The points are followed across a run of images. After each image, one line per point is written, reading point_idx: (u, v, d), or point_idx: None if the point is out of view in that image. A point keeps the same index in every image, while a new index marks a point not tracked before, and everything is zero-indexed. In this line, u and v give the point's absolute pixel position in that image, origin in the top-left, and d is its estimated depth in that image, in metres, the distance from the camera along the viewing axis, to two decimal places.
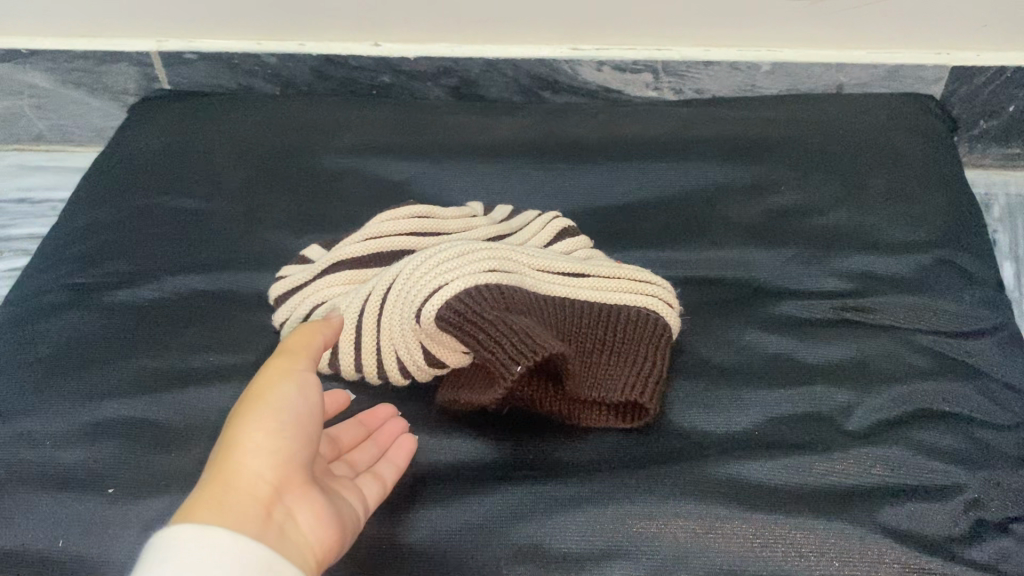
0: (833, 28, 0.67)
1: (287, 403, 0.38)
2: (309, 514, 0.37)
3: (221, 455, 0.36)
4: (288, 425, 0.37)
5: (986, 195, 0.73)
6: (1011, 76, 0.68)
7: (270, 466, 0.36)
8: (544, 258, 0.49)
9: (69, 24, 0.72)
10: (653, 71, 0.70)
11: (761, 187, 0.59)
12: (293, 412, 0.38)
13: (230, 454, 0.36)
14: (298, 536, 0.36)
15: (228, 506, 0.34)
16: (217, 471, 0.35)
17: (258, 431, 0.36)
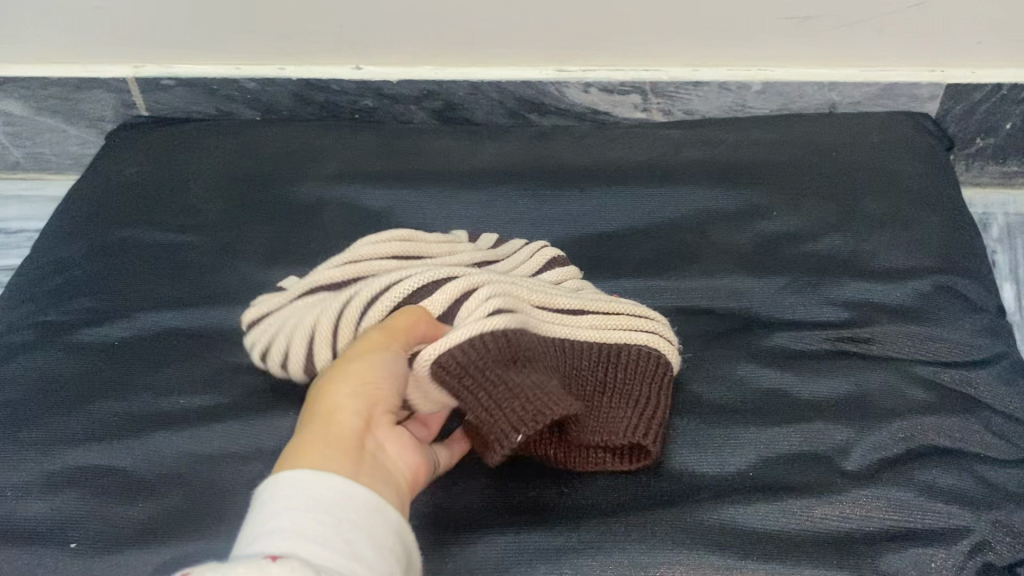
0: (824, 47, 0.65)
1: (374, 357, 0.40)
2: (400, 451, 0.39)
3: (316, 398, 0.39)
4: (378, 375, 0.39)
5: (984, 214, 0.71)
6: (1006, 94, 0.66)
7: (364, 405, 0.39)
8: (540, 292, 0.47)
9: (42, 51, 0.70)
10: (641, 92, 0.69)
11: (753, 212, 0.57)
12: (379, 363, 0.40)
13: (325, 396, 0.39)
14: (393, 468, 0.38)
15: (327, 438, 0.37)
16: (319, 404, 0.38)
17: (350, 379, 0.39)
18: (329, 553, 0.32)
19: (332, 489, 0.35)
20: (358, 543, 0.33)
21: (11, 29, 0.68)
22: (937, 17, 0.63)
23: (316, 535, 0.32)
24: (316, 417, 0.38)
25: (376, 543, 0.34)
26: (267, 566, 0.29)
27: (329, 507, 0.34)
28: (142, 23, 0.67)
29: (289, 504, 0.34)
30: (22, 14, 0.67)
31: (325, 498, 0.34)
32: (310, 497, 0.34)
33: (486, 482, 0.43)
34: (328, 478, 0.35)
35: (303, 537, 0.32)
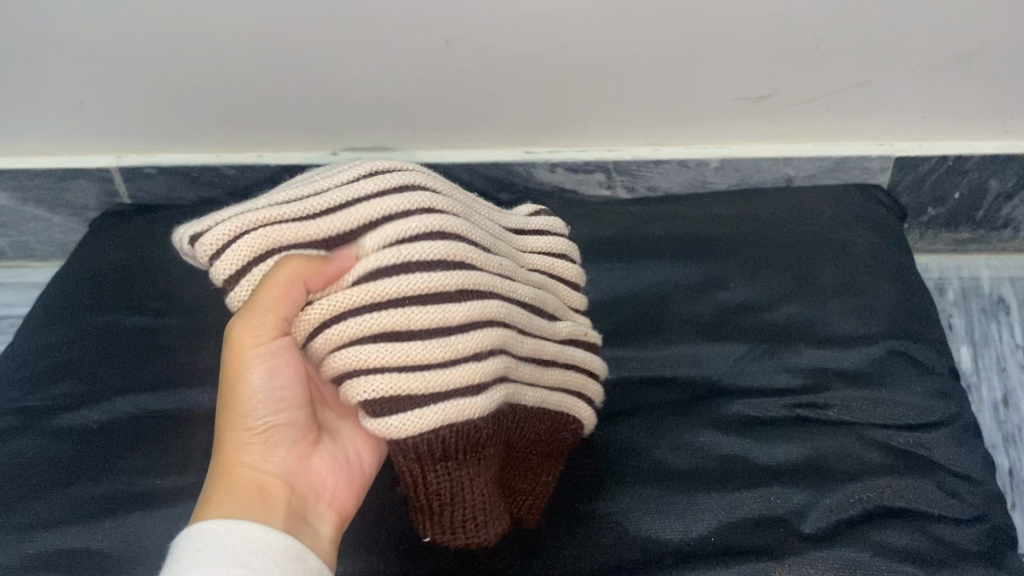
0: (776, 125, 0.69)
1: (258, 392, 0.40)
2: (318, 481, 0.42)
3: (221, 450, 0.40)
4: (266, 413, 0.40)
5: (940, 279, 0.74)
6: (952, 164, 0.69)
7: (270, 454, 0.41)
8: (529, 321, 0.44)
9: (27, 144, 0.73)
10: (605, 171, 0.72)
11: (712, 284, 0.59)
12: (267, 401, 0.40)
13: (228, 451, 0.40)
14: (317, 510, 0.42)
15: (240, 496, 0.39)
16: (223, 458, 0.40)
17: (245, 430, 0.40)
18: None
19: (246, 538, 0.37)
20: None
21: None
22: (880, 95, 0.66)
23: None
24: (224, 477, 0.40)
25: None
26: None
27: (245, 559, 0.36)
28: (122, 116, 0.70)
29: (205, 557, 0.35)
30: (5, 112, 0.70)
31: (240, 550, 0.36)
32: (225, 549, 0.36)
33: (454, 555, 0.45)
34: (242, 528, 0.37)
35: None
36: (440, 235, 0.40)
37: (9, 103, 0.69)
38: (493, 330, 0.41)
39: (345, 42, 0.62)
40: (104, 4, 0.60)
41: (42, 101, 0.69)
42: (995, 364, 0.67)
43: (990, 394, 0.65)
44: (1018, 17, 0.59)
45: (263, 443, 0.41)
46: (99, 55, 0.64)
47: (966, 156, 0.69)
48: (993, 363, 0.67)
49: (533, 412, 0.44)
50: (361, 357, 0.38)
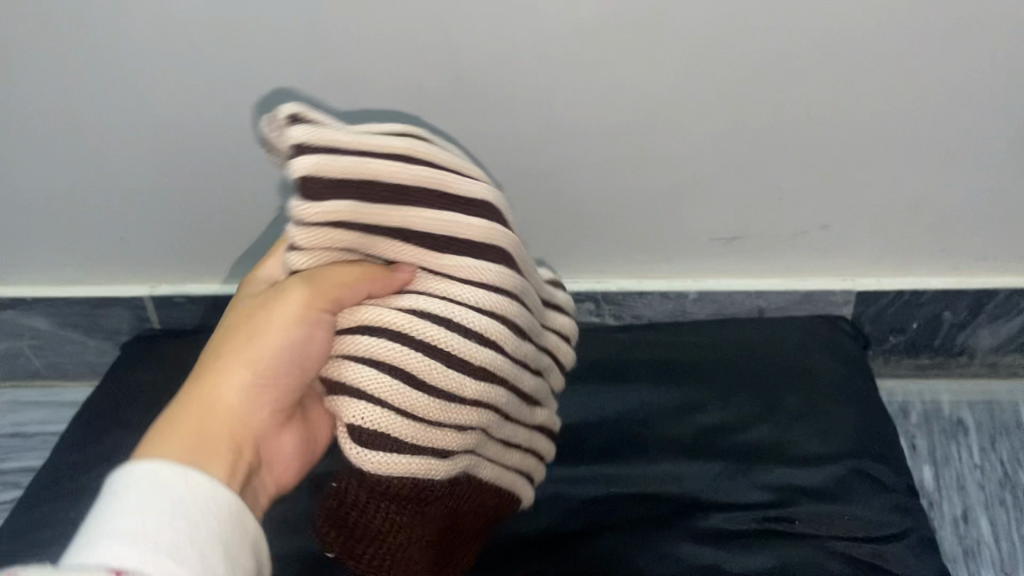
0: (748, 262, 0.76)
1: (282, 345, 0.42)
2: (273, 456, 0.45)
3: (213, 379, 0.41)
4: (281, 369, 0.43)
5: (903, 404, 0.81)
6: (908, 297, 0.77)
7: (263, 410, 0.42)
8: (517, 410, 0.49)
9: (69, 276, 0.80)
10: (595, 301, 0.80)
11: (691, 407, 0.65)
12: (286, 362, 0.43)
13: (223, 385, 0.41)
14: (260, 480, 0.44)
15: (214, 437, 0.39)
16: (213, 387, 0.41)
17: (253, 375, 0.42)
18: (190, 554, 0.32)
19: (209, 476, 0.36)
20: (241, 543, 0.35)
21: (41, 258, 0.78)
22: (840, 238, 0.74)
23: (164, 545, 0.32)
24: (210, 409, 0.40)
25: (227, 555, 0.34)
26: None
27: (190, 510, 0.34)
28: (157, 249, 0.77)
29: (135, 507, 0.33)
30: (51, 245, 0.77)
31: (188, 498, 0.34)
32: (171, 494, 0.34)
33: None
34: (195, 477, 0.35)
35: (155, 542, 0.32)
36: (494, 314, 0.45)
37: (57, 237, 0.76)
38: (486, 413, 0.46)
39: None
40: (153, 152, 0.68)
41: (87, 236, 0.76)
42: (956, 483, 0.73)
43: (950, 511, 0.71)
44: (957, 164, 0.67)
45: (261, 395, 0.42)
46: (143, 196, 0.72)
47: (920, 291, 0.76)
48: (954, 482, 0.73)
49: (488, 486, 0.50)
50: (371, 380, 0.42)
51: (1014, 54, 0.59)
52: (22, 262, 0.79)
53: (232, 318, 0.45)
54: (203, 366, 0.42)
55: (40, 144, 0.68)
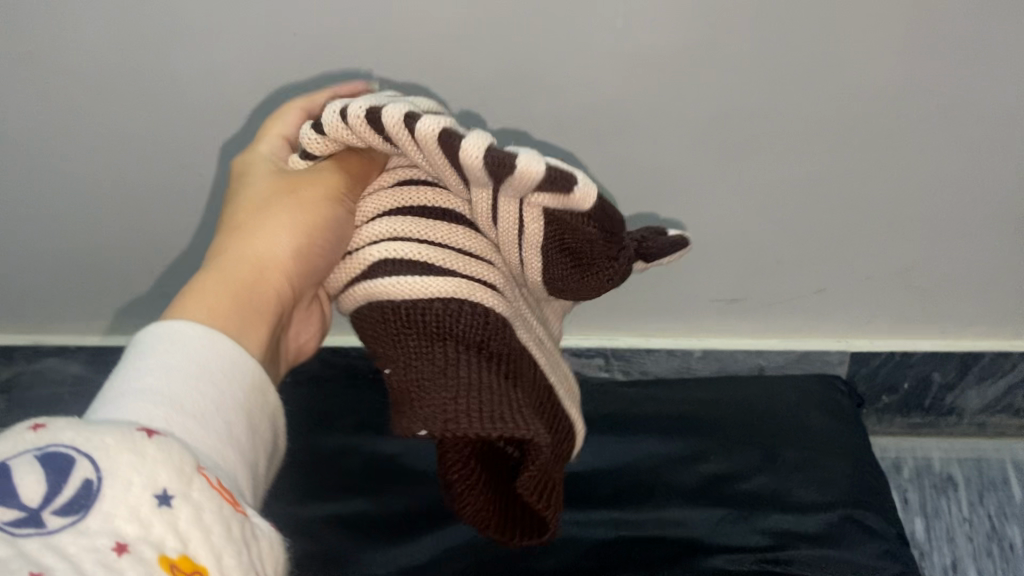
0: (747, 325, 0.84)
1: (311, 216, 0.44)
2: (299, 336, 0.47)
3: (256, 249, 0.43)
4: (327, 250, 0.44)
5: (895, 459, 0.87)
6: (900, 358, 0.84)
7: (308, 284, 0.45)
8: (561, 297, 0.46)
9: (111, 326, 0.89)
10: (605, 356, 0.87)
11: (695, 457, 0.70)
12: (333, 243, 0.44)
13: (268, 253, 0.43)
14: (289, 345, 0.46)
15: (255, 301, 0.41)
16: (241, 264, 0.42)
17: (294, 251, 0.43)
18: (212, 422, 0.32)
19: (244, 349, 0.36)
20: (274, 416, 0.37)
21: (97, 305, 0.87)
22: (830, 305, 0.82)
23: (191, 408, 0.31)
24: (247, 271, 0.42)
25: (257, 427, 0.34)
26: (140, 441, 0.27)
27: (218, 374, 0.33)
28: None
29: (169, 362, 0.33)
30: (109, 292, 0.86)
31: (219, 362, 0.34)
32: (203, 355, 0.34)
33: None
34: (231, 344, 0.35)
35: (179, 402, 0.31)
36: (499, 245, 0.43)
37: (112, 282, 0.85)
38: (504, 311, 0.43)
39: None
40: None
41: None
42: (945, 534, 0.79)
43: (940, 560, 0.77)
44: (931, 233, 0.76)
45: (306, 273, 0.44)
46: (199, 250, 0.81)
47: (911, 352, 0.83)
48: (944, 533, 0.79)
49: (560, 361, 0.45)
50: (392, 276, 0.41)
51: (966, 137, 0.69)
52: (79, 309, 0.88)
53: (263, 193, 0.46)
54: (247, 230, 0.44)
55: (111, 203, 0.77)
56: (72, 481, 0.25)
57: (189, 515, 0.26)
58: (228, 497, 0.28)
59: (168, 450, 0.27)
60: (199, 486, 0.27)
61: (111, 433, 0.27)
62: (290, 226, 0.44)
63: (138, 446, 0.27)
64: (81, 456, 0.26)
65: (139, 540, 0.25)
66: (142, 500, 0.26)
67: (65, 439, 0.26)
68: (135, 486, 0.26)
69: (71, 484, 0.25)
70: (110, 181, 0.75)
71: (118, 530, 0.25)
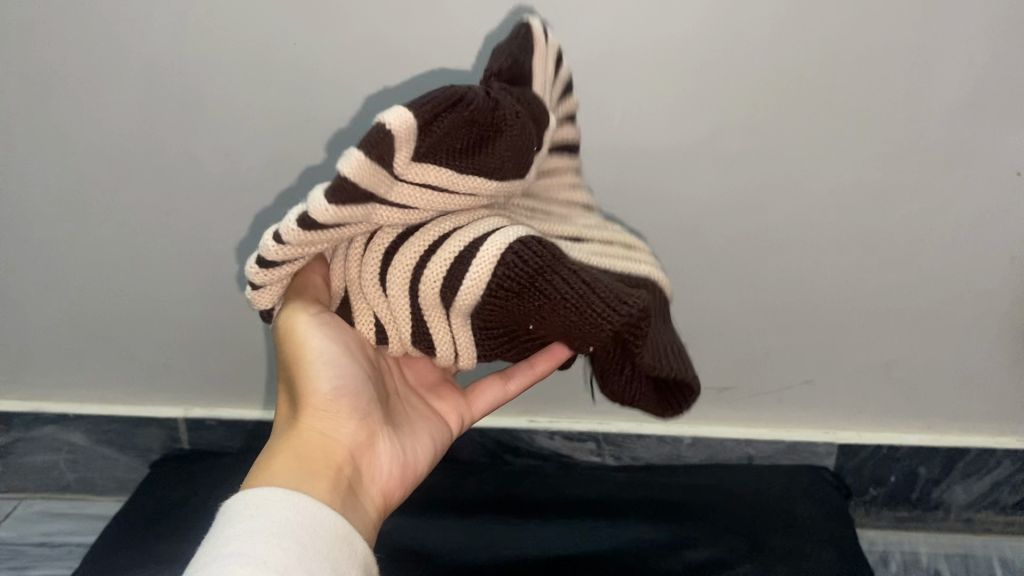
0: (736, 414, 0.86)
1: (320, 350, 0.48)
2: (384, 467, 0.50)
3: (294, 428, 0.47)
4: (341, 378, 0.48)
5: (884, 552, 0.88)
6: (886, 451, 0.86)
7: (352, 426, 0.48)
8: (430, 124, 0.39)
9: (109, 396, 0.91)
10: (596, 441, 0.88)
11: (682, 544, 0.70)
12: (336, 371, 0.48)
13: (301, 424, 0.47)
14: (371, 482, 0.48)
15: (305, 464, 0.44)
16: (287, 434, 0.47)
17: (317, 401, 0.48)
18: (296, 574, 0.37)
19: (313, 500, 0.41)
20: (358, 558, 0.42)
21: (98, 377, 0.89)
22: (814, 397, 0.84)
23: (275, 564, 0.36)
24: (285, 447, 0.45)
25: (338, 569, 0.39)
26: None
27: (296, 531, 0.39)
28: (209, 372, 0.88)
29: (258, 524, 0.38)
30: (112, 364, 0.88)
31: (294, 519, 0.39)
32: (283, 515, 0.39)
33: None
34: (304, 502, 0.41)
35: (264, 560, 0.36)
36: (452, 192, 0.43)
37: (117, 351, 0.87)
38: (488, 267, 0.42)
39: None
40: None
41: None
42: None
43: None
44: (914, 328, 0.78)
45: (339, 416, 0.48)
46: (204, 320, 0.84)
47: (898, 446, 0.85)
48: None
49: (522, 259, 0.41)
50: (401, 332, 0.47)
51: (941, 238, 0.72)
52: (80, 380, 0.89)
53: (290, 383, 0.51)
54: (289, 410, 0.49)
55: (121, 271, 0.80)
56: None
57: None
58: None
59: None
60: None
61: None
62: (303, 390, 0.48)
63: None
64: None
65: None
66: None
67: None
68: None
69: None
70: (125, 251, 0.79)
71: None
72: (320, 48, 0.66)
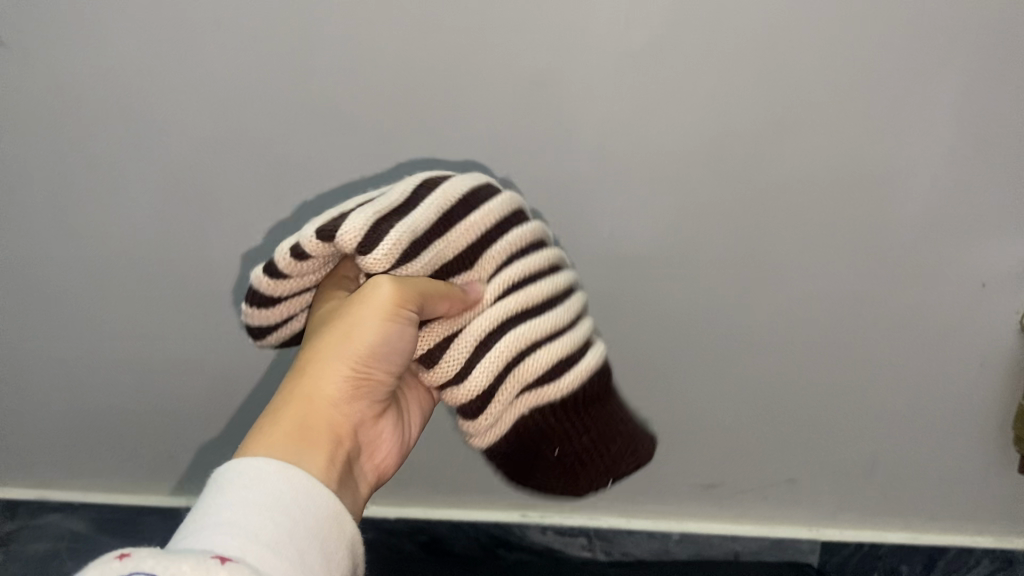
0: (722, 510, 0.89)
1: (380, 333, 0.43)
2: (372, 444, 0.48)
3: (312, 386, 0.43)
4: (379, 361, 0.44)
5: None
6: (868, 549, 0.88)
7: (368, 403, 0.46)
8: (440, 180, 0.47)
9: (121, 483, 0.95)
10: (586, 535, 0.90)
11: None
12: (381, 352, 0.44)
13: (319, 394, 0.43)
14: (360, 463, 0.46)
15: (312, 441, 0.41)
16: (298, 396, 0.43)
17: (346, 373, 0.43)
18: (284, 548, 0.34)
19: (312, 478, 0.38)
20: (349, 538, 0.39)
21: (111, 465, 0.93)
22: (797, 495, 0.87)
23: (265, 538, 0.33)
24: (296, 413, 0.42)
25: (330, 548, 0.37)
26: (213, 568, 0.29)
27: (289, 505, 0.36)
28: (216, 458, 0.92)
29: (247, 495, 0.36)
30: (123, 452, 0.92)
31: (288, 493, 0.37)
32: (276, 489, 0.36)
33: None
34: (298, 476, 0.38)
35: (254, 533, 0.33)
36: (531, 250, 0.48)
37: (127, 440, 0.91)
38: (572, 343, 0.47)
39: None
40: None
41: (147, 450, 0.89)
42: None
43: None
44: (890, 429, 0.82)
45: (360, 395, 0.45)
46: (212, 412, 0.88)
47: (879, 543, 0.88)
48: None
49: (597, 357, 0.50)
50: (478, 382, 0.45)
51: (913, 344, 0.77)
52: (93, 467, 0.94)
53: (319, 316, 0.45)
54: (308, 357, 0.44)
55: (133, 364, 0.84)
56: None
57: None
58: None
59: None
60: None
61: (187, 561, 0.29)
62: (336, 358, 0.43)
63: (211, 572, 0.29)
64: None
65: None
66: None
67: (147, 568, 0.28)
68: None
69: None
70: (140, 342, 0.83)
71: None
72: (333, 164, 0.71)
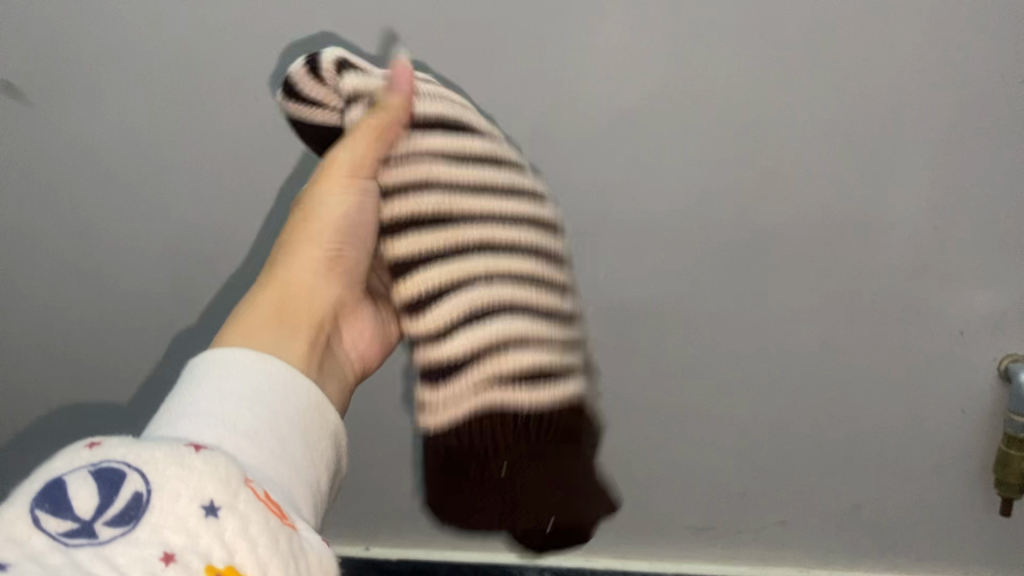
0: (715, 553, 0.92)
1: (337, 213, 0.58)
2: (348, 325, 0.62)
3: (285, 267, 0.57)
4: (342, 241, 0.59)
5: None
6: None
7: (337, 284, 0.59)
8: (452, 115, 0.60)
9: None
10: None
11: None
12: (349, 248, 0.59)
13: (292, 281, 0.57)
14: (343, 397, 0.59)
15: (299, 357, 0.52)
16: (279, 315, 0.54)
17: (317, 229, 0.58)
18: (261, 436, 0.41)
19: (280, 370, 0.47)
20: (323, 429, 0.47)
21: None
22: (786, 539, 0.90)
23: (241, 428, 0.41)
24: (268, 330, 0.51)
25: (304, 435, 0.45)
26: (187, 456, 0.34)
27: (260, 395, 0.44)
28: None
29: (220, 393, 0.43)
30: None
31: (257, 386, 0.45)
32: (246, 385, 0.44)
33: None
34: (269, 371, 0.46)
35: (230, 425, 0.41)
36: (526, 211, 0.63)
37: None
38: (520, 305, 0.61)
39: (403, 460, 0.88)
40: None
41: None
42: None
43: None
44: (871, 474, 0.85)
45: (333, 276, 0.59)
46: None
47: None
48: None
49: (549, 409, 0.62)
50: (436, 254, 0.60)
51: (891, 390, 0.80)
52: None
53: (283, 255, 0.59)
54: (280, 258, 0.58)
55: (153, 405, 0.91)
56: (123, 497, 0.32)
57: (232, 526, 0.33)
58: (274, 510, 0.36)
59: (213, 466, 0.34)
60: (241, 499, 0.34)
61: (161, 451, 0.34)
62: (308, 234, 0.58)
63: (183, 461, 0.34)
64: (134, 473, 0.33)
65: (185, 551, 0.31)
66: (190, 512, 0.32)
67: (118, 457, 0.34)
68: (180, 496, 0.33)
69: (123, 496, 0.32)
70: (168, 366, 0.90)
71: (165, 541, 0.31)
72: None
